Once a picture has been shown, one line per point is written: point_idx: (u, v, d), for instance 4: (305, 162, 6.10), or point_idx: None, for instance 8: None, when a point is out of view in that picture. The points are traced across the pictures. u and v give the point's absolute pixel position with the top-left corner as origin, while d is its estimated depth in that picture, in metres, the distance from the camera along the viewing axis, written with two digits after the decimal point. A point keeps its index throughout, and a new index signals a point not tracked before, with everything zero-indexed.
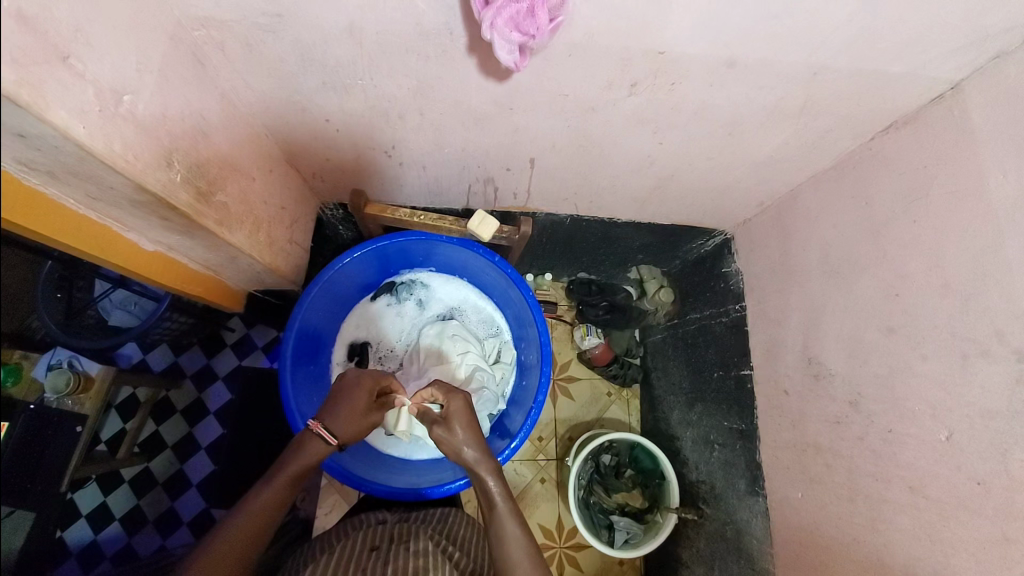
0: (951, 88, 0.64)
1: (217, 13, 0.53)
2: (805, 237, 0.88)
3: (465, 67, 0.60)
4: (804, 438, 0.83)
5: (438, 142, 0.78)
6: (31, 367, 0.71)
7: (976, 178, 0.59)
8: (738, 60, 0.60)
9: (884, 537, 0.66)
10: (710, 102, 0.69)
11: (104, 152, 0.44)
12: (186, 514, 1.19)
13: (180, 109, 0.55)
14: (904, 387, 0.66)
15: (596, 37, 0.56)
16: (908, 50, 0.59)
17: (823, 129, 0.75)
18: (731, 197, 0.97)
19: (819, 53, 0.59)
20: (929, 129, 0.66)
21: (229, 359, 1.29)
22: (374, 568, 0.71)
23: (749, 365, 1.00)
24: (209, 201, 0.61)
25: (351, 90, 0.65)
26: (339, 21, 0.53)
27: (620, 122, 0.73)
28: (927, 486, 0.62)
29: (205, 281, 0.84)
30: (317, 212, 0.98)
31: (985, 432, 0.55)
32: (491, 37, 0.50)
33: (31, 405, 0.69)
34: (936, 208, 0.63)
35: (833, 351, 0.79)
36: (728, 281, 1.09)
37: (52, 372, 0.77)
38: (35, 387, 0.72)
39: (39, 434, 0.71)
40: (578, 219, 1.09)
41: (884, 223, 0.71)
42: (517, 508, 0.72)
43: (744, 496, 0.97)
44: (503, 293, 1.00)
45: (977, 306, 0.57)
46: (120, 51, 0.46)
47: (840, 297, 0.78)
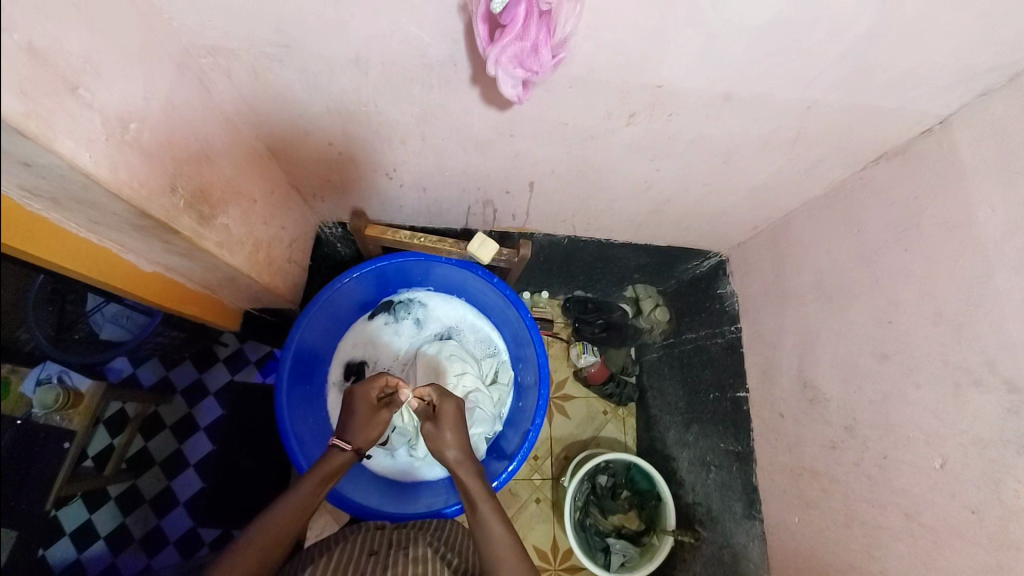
0: (940, 123, 0.66)
1: (224, 41, 0.54)
2: (798, 262, 0.89)
3: (467, 97, 0.61)
4: (800, 463, 0.83)
5: (439, 166, 0.79)
6: (18, 383, 0.68)
7: (965, 211, 0.60)
8: (733, 94, 0.62)
9: (881, 564, 0.66)
10: (705, 133, 0.70)
11: (109, 179, 0.44)
12: (173, 533, 1.17)
13: (185, 134, 0.55)
14: (898, 413, 0.66)
15: (596, 71, 0.57)
16: (898, 87, 0.61)
17: (815, 159, 0.76)
18: (725, 221, 0.99)
19: (810, 90, 0.61)
20: (918, 161, 0.68)
21: (221, 374, 1.28)
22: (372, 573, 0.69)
23: (745, 387, 1.00)
24: (210, 224, 0.61)
25: (355, 116, 0.66)
26: (345, 53, 0.55)
27: (618, 150, 0.74)
28: (922, 514, 0.62)
29: (202, 300, 0.84)
30: (317, 230, 0.98)
31: (978, 460, 0.56)
32: (496, 73, 0.51)
33: (19, 421, 0.66)
34: (927, 238, 0.65)
35: (827, 376, 0.80)
36: (723, 302, 1.10)
37: (41, 387, 0.75)
38: (23, 402, 0.69)
39: (26, 451, 0.69)
40: (575, 240, 1.10)
41: (876, 251, 0.72)
42: (501, 508, 0.72)
43: (741, 519, 0.96)
44: (501, 314, 1.01)
45: (968, 336, 0.58)
46: (128, 80, 0.47)
47: (834, 322, 0.79)
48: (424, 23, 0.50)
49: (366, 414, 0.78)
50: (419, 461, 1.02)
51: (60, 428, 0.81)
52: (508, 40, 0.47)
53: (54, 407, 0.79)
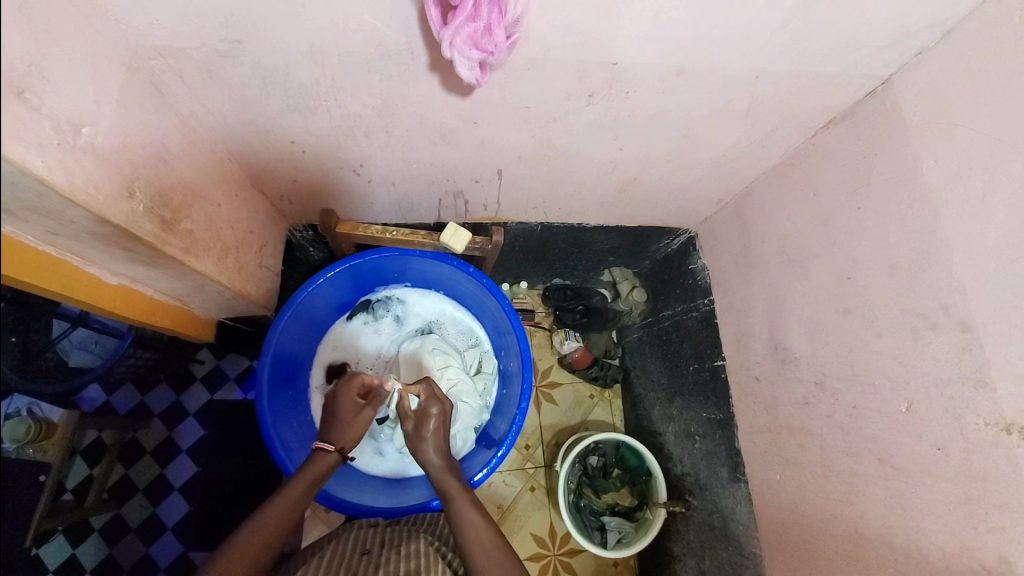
0: (882, 84, 0.69)
1: (174, 41, 0.53)
2: (761, 229, 0.92)
3: (428, 85, 0.62)
4: (778, 422, 0.86)
5: (406, 158, 0.79)
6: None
7: (910, 165, 0.64)
8: (686, 67, 0.64)
9: (859, 509, 0.70)
10: (664, 108, 0.72)
11: (65, 185, 0.44)
12: (163, 559, 1.14)
13: (141, 138, 0.54)
14: (863, 363, 0.70)
15: (553, 52, 0.59)
16: (838, 52, 0.64)
17: (770, 128, 0.79)
18: (690, 197, 1.02)
19: (760, 58, 0.64)
20: (864, 123, 0.71)
21: (200, 393, 1.26)
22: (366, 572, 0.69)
23: (722, 356, 1.03)
24: (175, 230, 0.60)
25: (316, 111, 0.66)
26: (300, 45, 0.54)
27: (582, 131, 0.76)
28: (893, 456, 0.65)
29: (175, 312, 0.82)
30: (286, 235, 0.97)
31: (939, 399, 0.59)
32: (451, 56, 0.51)
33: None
34: (877, 195, 0.68)
35: (796, 336, 0.83)
36: (696, 277, 1.13)
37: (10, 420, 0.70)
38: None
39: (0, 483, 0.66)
40: (548, 226, 1.11)
41: (832, 213, 0.75)
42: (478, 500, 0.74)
43: (727, 483, 0.99)
44: (480, 303, 1.01)
45: (922, 282, 0.61)
46: (76, 82, 0.46)
47: (799, 284, 0.82)
48: (377, 12, 0.50)
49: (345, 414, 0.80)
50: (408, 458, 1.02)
51: (35, 461, 0.78)
52: (462, 20, 0.47)
53: (26, 439, 0.75)
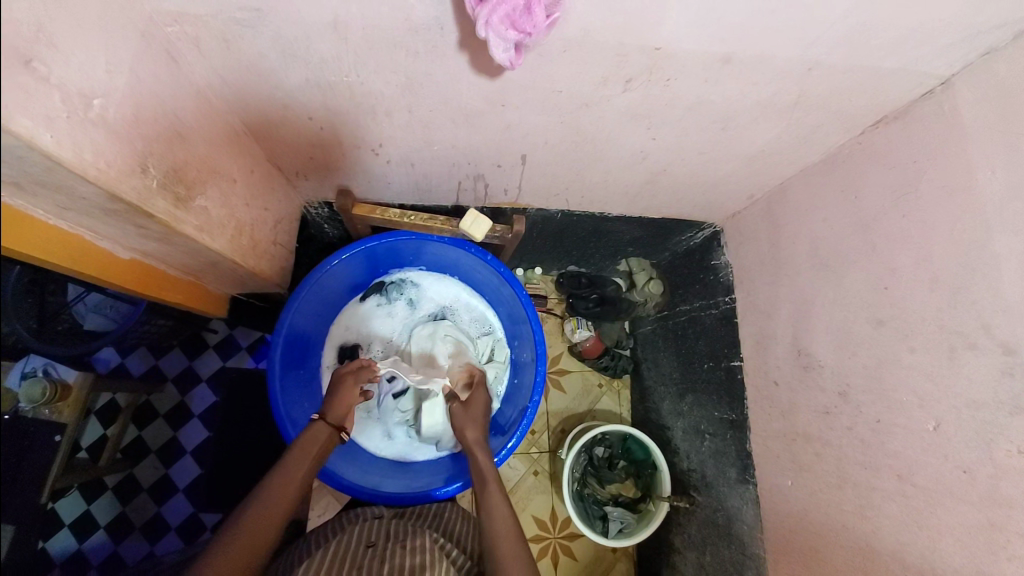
0: (942, 83, 0.64)
1: (189, 7, 0.50)
2: (793, 230, 0.88)
3: (455, 64, 0.58)
4: (794, 428, 0.84)
5: (427, 139, 0.76)
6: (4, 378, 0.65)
7: (965, 174, 0.59)
8: (733, 56, 0.60)
9: (873, 524, 0.68)
10: (704, 99, 0.68)
11: (74, 161, 0.42)
12: (174, 519, 1.17)
13: (154, 110, 0.52)
14: (893, 378, 0.67)
15: (592, 33, 0.54)
16: (901, 47, 0.59)
17: (814, 124, 0.75)
18: (719, 191, 0.98)
19: (814, 50, 0.59)
20: (918, 125, 0.67)
21: (212, 361, 1.26)
22: (371, 568, 0.68)
23: (739, 356, 1.01)
24: (188, 207, 0.58)
25: (336, 87, 0.63)
26: (323, 17, 0.51)
27: (613, 118, 0.72)
28: (915, 475, 0.63)
29: (187, 287, 0.81)
30: (301, 211, 0.95)
31: (972, 423, 0.57)
32: (485, 35, 0.47)
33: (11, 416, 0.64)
34: (926, 203, 0.64)
35: (822, 343, 0.80)
36: (718, 274, 1.10)
37: (26, 381, 0.71)
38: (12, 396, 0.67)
39: (16, 446, 0.66)
40: (569, 214, 1.08)
41: (874, 217, 0.71)
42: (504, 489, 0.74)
43: (735, 484, 0.99)
44: (495, 291, 0.99)
45: (966, 299, 0.58)
46: (86, 49, 0.43)
47: (829, 291, 0.79)
48: None
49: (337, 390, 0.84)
50: (417, 442, 1.01)
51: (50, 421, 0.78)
52: None
53: (42, 400, 0.77)
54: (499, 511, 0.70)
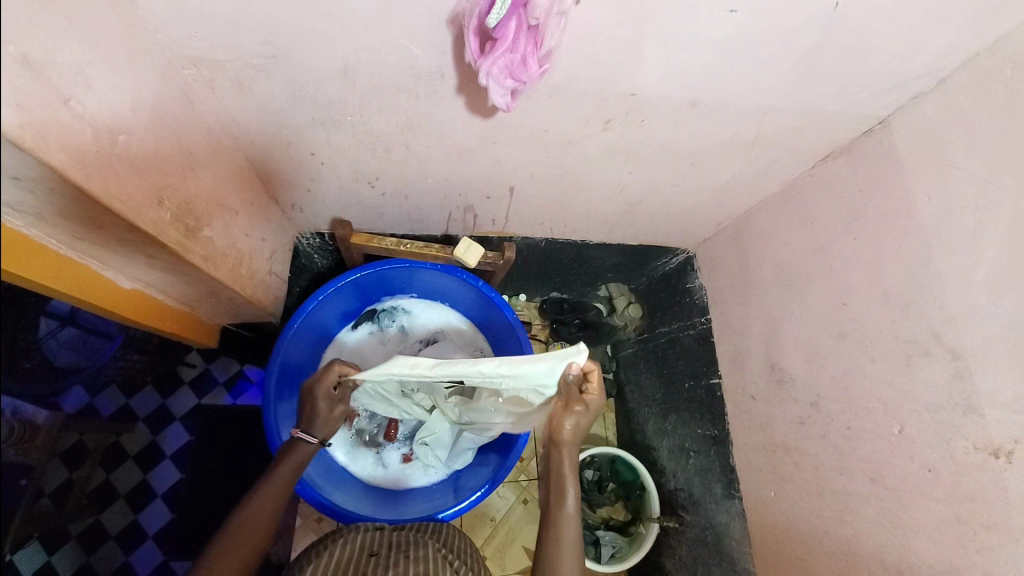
0: (879, 123, 0.73)
1: (209, 53, 0.54)
2: (759, 254, 0.96)
3: (453, 106, 0.63)
4: (773, 440, 0.89)
5: (421, 173, 0.80)
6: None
7: (905, 201, 0.67)
8: (700, 101, 0.67)
9: (852, 527, 0.72)
10: (675, 138, 0.75)
11: (100, 192, 0.44)
12: (143, 568, 1.09)
13: (171, 146, 0.55)
14: (858, 387, 0.73)
15: (576, 80, 0.61)
16: (843, 93, 0.68)
17: (771, 159, 0.83)
18: (691, 219, 1.05)
19: (767, 96, 0.67)
20: (861, 159, 0.75)
21: (188, 398, 1.22)
22: None
23: (718, 374, 1.06)
24: (196, 238, 0.61)
25: (340, 126, 0.67)
26: (334, 64, 0.56)
27: (594, 154, 0.78)
28: (886, 476, 0.68)
29: (180, 317, 0.81)
30: (294, 241, 0.96)
31: (931, 423, 0.62)
32: (487, 83, 0.53)
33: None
34: (873, 227, 0.72)
35: (793, 357, 0.86)
36: (693, 296, 1.17)
37: None
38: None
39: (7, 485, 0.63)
40: (552, 243, 1.14)
41: (829, 241, 0.79)
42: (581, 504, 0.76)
43: (721, 499, 1.02)
44: (485, 316, 1.02)
45: (915, 311, 0.65)
46: (117, 91, 0.46)
47: (796, 308, 0.85)
48: (414, 36, 0.52)
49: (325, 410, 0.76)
50: (409, 468, 1.02)
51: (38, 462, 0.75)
52: (501, 52, 0.49)
53: (7, 442, 0.63)
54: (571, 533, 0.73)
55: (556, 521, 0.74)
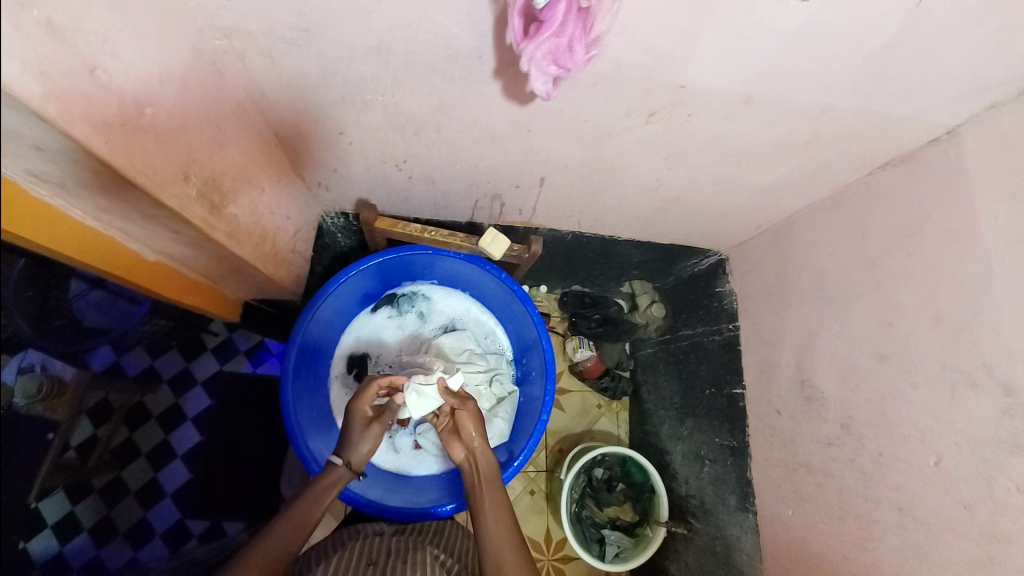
0: (947, 133, 0.67)
1: (241, 24, 0.52)
2: (800, 263, 0.90)
3: (487, 90, 0.60)
4: (796, 458, 0.86)
5: (450, 158, 0.77)
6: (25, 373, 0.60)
7: (969, 219, 0.62)
8: (755, 97, 0.62)
9: (873, 556, 0.69)
10: (722, 134, 0.71)
11: (126, 167, 0.43)
12: (160, 525, 1.13)
13: (200, 120, 0.54)
14: (895, 412, 0.68)
15: (623, 68, 0.57)
16: (913, 96, 0.62)
17: (824, 162, 0.78)
18: (729, 220, 1.00)
19: (830, 95, 0.62)
20: (925, 170, 0.69)
21: (209, 364, 1.23)
22: None
23: (742, 384, 1.03)
24: (221, 214, 0.60)
25: (370, 105, 0.64)
26: (368, 40, 0.53)
27: (633, 147, 0.74)
28: (916, 508, 0.64)
29: (206, 292, 0.83)
30: (318, 220, 0.95)
31: (972, 458, 0.58)
32: (529, 69, 0.50)
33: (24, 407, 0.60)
34: (930, 244, 0.67)
35: (826, 375, 0.82)
36: (723, 301, 1.12)
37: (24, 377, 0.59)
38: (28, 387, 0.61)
39: (33, 451, 0.64)
40: (579, 236, 1.10)
41: (879, 255, 0.74)
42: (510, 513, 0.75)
43: (734, 511, 0.99)
44: (506, 308, 1.00)
45: (968, 339, 0.60)
46: (145, 61, 0.45)
47: (834, 323, 0.81)
48: (453, 15, 0.49)
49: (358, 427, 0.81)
50: (419, 455, 1.01)
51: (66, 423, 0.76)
52: (547, 36, 0.46)
53: (36, 397, 0.65)
54: (500, 536, 0.71)
55: (484, 531, 0.73)
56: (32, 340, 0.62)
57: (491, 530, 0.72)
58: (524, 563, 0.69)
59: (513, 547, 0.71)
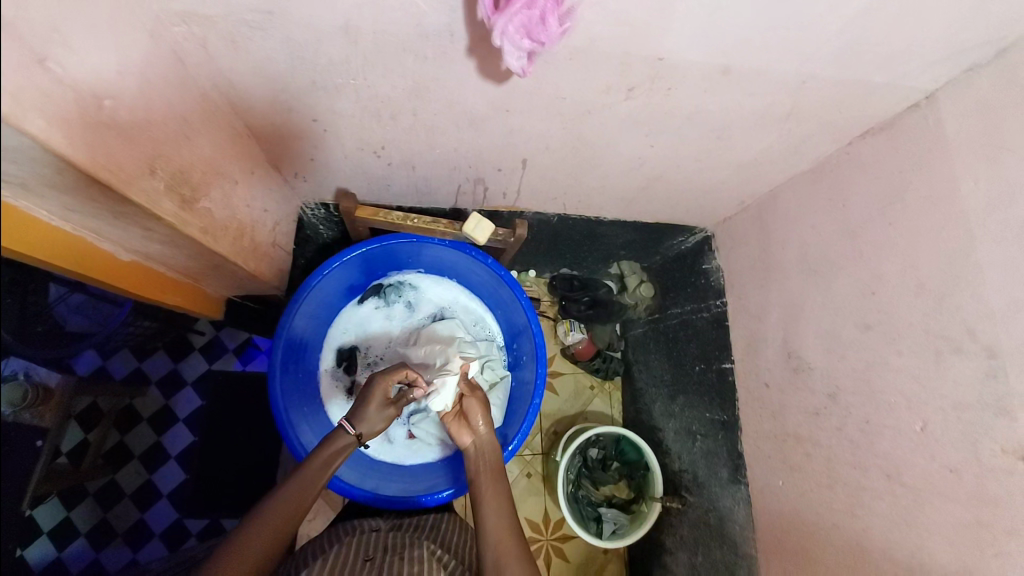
0: (926, 98, 0.67)
1: (200, 9, 0.50)
2: (784, 236, 0.91)
3: (463, 70, 0.59)
4: (785, 429, 0.87)
5: (430, 142, 0.76)
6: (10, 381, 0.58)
7: (949, 186, 0.62)
8: (733, 68, 0.62)
9: (863, 522, 0.70)
10: (702, 108, 0.70)
11: (88, 164, 0.41)
12: (158, 525, 1.13)
13: (164, 111, 0.52)
14: (880, 380, 0.70)
15: (599, 42, 0.56)
16: (891, 62, 0.62)
17: (805, 133, 0.77)
18: (713, 196, 1.00)
19: (808, 64, 0.62)
20: (904, 137, 0.69)
21: (198, 364, 1.21)
22: None
23: (730, 359, 1.04)
24: (193, 209, 0.58)
25: (342, 90, 0.63)
26: (335, 20, 0.51)
27: (614, 124, 0.73)
28: (903, 474, 0.66)
29: (186, 290, 0.81)
30: (298, 212, 0.94)
31: (957, 423, 0.59)
32: (501, 44, 0.49)
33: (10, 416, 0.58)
34: (911, 212, 0.67)
35: (812, 347, 0.83)
36: (709, 278, 1.13)
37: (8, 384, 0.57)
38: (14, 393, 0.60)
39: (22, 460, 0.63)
40: (565, 218, 1.10)
41: (861, 225, 0.74)
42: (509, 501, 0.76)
43: (726, 484, 1.01)
44: (494, 294, 1.00)
45: (950, 305, 0.61)
46: (99, 51, 0.43)
47: (818, 295, 0.81)
48: None
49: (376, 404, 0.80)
50: (414, 445, 1.01)
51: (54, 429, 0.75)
52: (517, 8, 0.45)
53: (22, 405, 0.63)
54: (498, 522, 0.72)
55: (482, 519, 0.73)
56: (15, 348, 0.60)
57: (489, 518, 0.73)
58: (522, 550, 0.70)
59: (512, 532, 0.72)
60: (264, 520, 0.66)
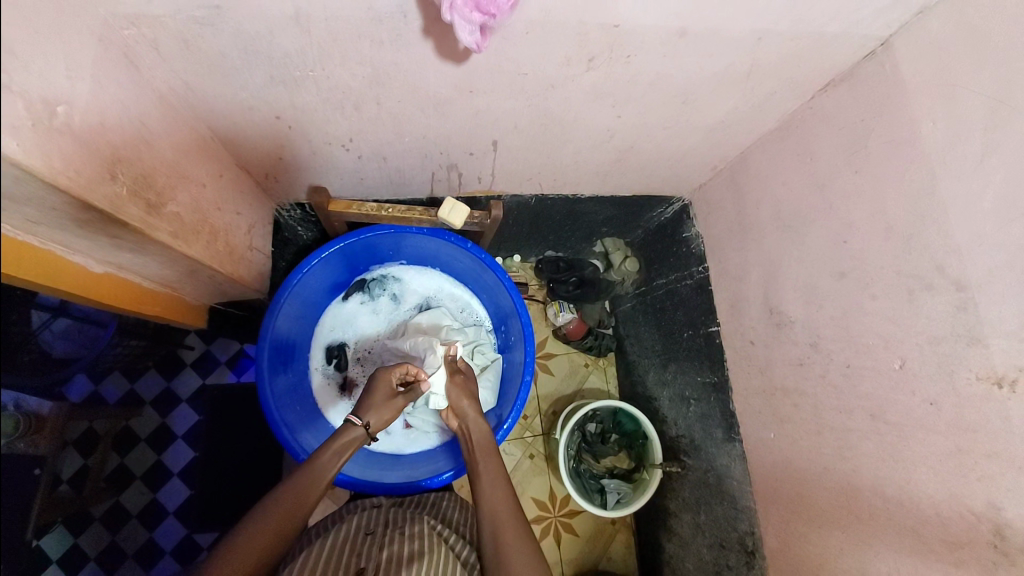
0: (881, 45, 0.69)
1: (148, 9, 0.49)
2: (757, 196, 0.92)
3: (421, 52, 0.59)
4: (772, 383, 0.89)
5: (398, 131, 0.76)
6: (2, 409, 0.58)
7: (909, 128, 0.64)
8: (689, 29, 0.62)
9: (852, 463, 0.73)
10: (664, 73, 0.71)
11: (45, 171, 0.41)
12: (167, 542, 1.11)
13: (120, 116, 0.51)
14: (858, 324, 0.71)
15: (554, 12, 0.56)
16: (842, 11, 0.63)
17: (767, 91, 0.78)
18: (686, 163, 1.01)
19: (761, 19, 0.62)
20: (863, 85, 0.71)
21: (191, 379, 1.20)
22: (371, 556, 0.71)
23: (716, 323, 1.05)
24: (160, 214, 0.58)
25: (302, 83, 0.62)
26: (285, 9, 0.51)
27: (579, 97, 0.74)
28: (886, 412, 0.68)
29: (165, 301, 0.80)
30: (273, 214, 0.93)
31: (933, 356, 0.61)
32: (451, 19, 0.49)
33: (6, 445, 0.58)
34: (874, 158, 0.69)
35: (792, 300, 0.84)
36: (690, 245, 1.14)
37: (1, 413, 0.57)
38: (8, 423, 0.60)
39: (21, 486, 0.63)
40: (542, 198, 1.10)
41: (829, 176, 0.76)
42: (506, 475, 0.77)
43: (722, 443, 1.03)
44: (478, 279, 1.01)
45: (918, 244, 0.63)
46: (48, 59, 0.42)
47: (794, 249, 0.83)
48: None
49: (382, 394, 0.80)
50: (412, 434, 1.04)
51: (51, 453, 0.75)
52: None
53: (15, 434, 0.63)
54: (494, 493, 0.73)
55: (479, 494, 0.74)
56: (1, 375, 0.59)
57: (486, 491, 0.74)
58: (518, 518, 0.72)
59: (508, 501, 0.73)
60: (271, 509, 0.67)
